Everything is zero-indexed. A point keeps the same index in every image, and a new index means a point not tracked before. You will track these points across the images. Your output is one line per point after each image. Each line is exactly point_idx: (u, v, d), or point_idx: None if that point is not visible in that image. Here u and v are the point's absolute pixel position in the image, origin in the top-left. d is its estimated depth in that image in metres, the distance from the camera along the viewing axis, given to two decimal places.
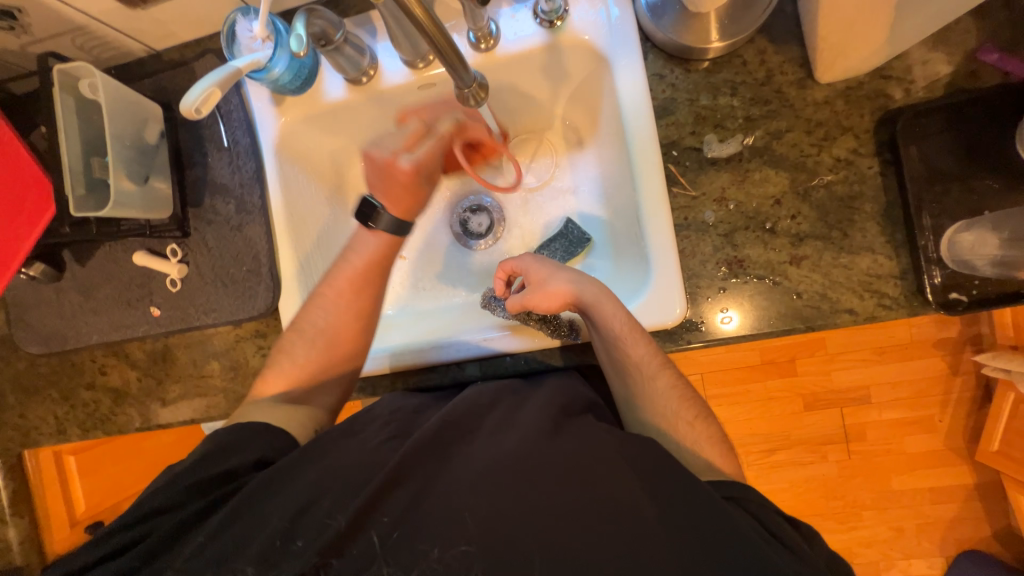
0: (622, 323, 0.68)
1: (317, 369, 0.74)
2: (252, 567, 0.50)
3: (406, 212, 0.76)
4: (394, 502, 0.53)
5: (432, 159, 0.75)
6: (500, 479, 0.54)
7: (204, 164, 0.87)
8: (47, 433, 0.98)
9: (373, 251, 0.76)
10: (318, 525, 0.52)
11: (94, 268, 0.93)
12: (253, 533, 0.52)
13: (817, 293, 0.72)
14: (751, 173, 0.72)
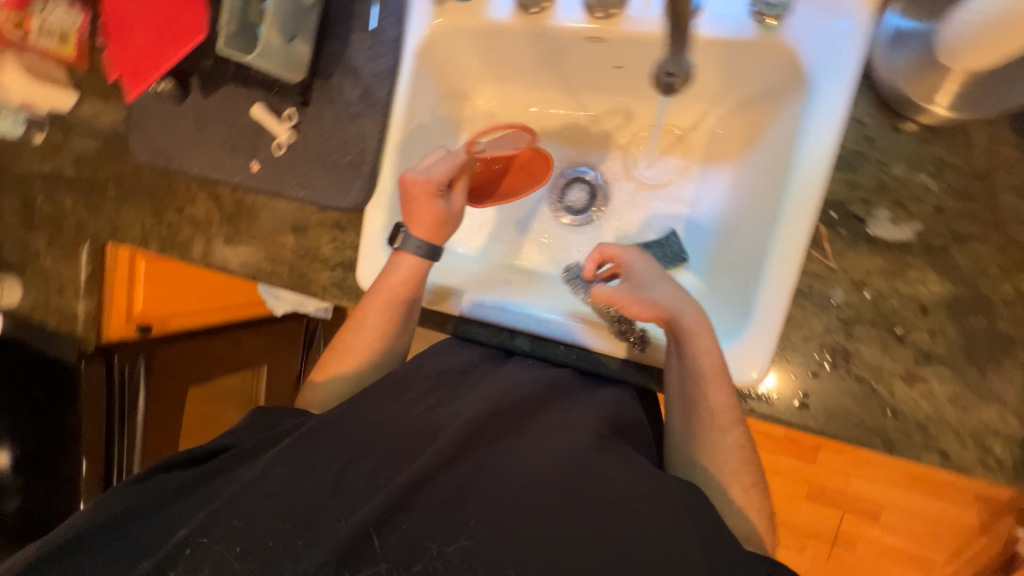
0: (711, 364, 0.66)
1: (375, 302, 0.76)
2: (308, 489, 0.56)
3: (429, 235, 0.76)
4: (440, 481, 0.57)
5: (446, 171, 0.74)
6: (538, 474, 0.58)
7: (345, 40, 0.85)
8: (132, 237, 1.06)
9: (406, 266, 0.76)
10: (366, 474, 0.58)
11: (215, 104, 0.95)
12: (309, 462, 0.59)
13: (917, 421, 0.64)
14: (909, 269, 0.63)
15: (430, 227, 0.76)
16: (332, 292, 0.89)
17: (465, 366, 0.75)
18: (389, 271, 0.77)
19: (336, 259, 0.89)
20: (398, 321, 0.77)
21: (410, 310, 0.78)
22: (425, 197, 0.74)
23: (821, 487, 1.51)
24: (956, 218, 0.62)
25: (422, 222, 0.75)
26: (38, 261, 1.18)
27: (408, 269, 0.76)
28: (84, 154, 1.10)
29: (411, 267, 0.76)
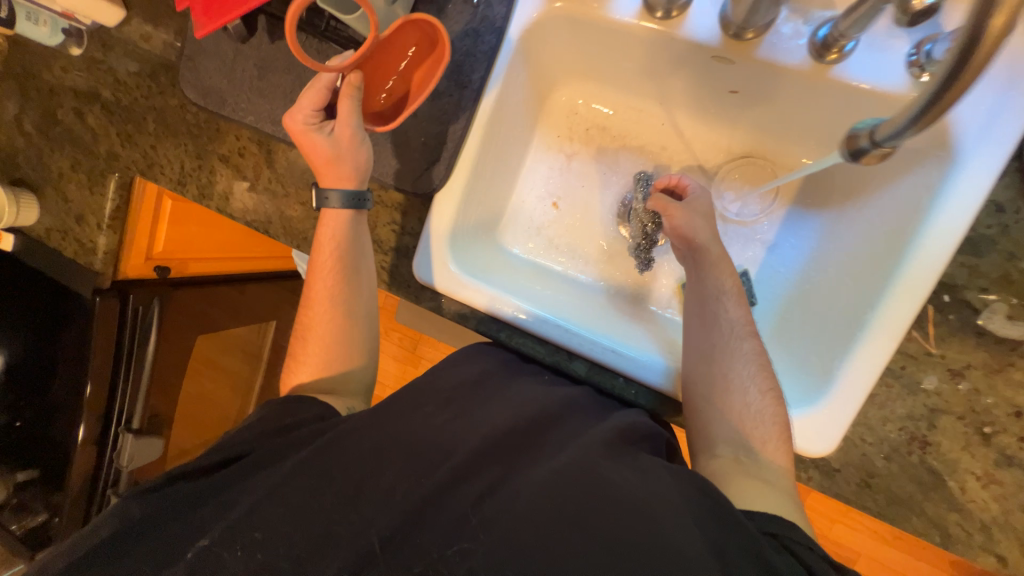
0: (727, 283, 0.71)
1: (325, 243, 0.75)
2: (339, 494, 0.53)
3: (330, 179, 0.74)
4: (464, 494, 0.53)
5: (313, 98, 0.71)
6: (566, 494, 0.52)
7: (441, 9, 0.77)
8: (168, 177, 0.99)
9: (336, 226, 0.75)
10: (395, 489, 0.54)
11: (282, 51, 0.87)
12: (331, 468, 0.55)
13: (982, 521, 0.63)
14: (1011, 368, 0.61)
15: (336, 174, 0.74)
16: (384, 277, 0.84)
17: (479, 377, 0.71)
18: (317, 240, 0.75)
19: (390, 244, 0.83)
20: (347, 277, 0.75)
21: (356, 266, 0.76)
22: (309, 132, 0.72)
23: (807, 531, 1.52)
24: None
25: (332, 173, 0.74)
26: (60, 183, 1.09)
27: (331, 229, 0.74)
28: (123, 77, 1.01)
29: (337, 223, 0.75)
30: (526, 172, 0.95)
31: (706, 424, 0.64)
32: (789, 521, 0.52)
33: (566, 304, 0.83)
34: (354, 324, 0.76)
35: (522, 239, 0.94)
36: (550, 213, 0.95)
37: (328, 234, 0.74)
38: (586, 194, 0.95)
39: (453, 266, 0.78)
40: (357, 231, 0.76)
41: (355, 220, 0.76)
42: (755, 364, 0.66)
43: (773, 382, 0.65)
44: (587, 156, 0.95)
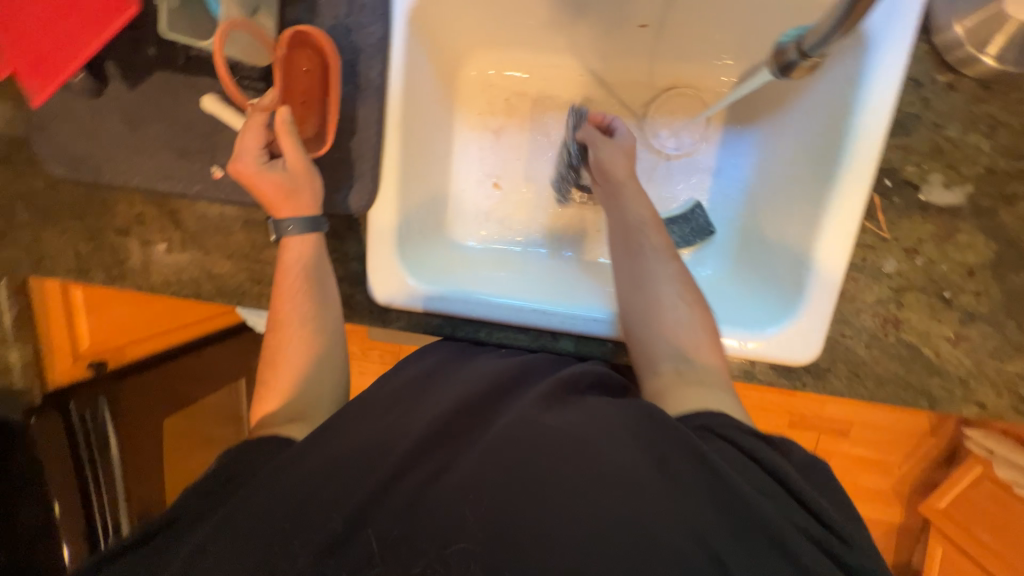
0: (643, 210, 0.70)
1: (289, 269, 0.64)
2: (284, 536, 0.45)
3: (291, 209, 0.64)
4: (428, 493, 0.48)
5: (254, 130, 0.63)
6: (521, 463, 0.47)
7: (312, 7, 0.68)
8: (64, 267, 0.86)
9: (298, 254, 0.65)
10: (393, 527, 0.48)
11: (146, 97, 0.76)
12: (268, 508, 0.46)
13: (960, 377, 0.67)
14: (959, 233, 0.64)
15: (295, 205, 0.64)
16: (342, 310, 0.78)
17: (432, 367, 0.66)
18: (281, 264, 0.65)
19: (337, 275, 0.77)
20: (316, 296, 0.64)
21: (322, 282, 0.65)
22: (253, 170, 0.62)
23: (799, 416, 1.50)
24: (1004, 179, 0.63)
25: (291, 205, 0.64)
26: None
27: (293, 253, 0.64)
28: None
29: (302, 250, 0.65)
30: (456, 159, 0.89)
31: (645, 350, 0.63)
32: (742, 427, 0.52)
33: (532, 283, 0.79)
34: (324, 354, 0.64)
35: (472, 229, 0.90)
36: (494, 196, 0.91)
37: (292, 258, 0.64)
38: (523, 165, 0.91)
39: (413, 281, 0.74)
40: (322, 255, 0.66)
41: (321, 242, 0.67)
42: (676, 282, 0.65)
43: (697, 294, 0.64)
44: (513, 126, 0.90)
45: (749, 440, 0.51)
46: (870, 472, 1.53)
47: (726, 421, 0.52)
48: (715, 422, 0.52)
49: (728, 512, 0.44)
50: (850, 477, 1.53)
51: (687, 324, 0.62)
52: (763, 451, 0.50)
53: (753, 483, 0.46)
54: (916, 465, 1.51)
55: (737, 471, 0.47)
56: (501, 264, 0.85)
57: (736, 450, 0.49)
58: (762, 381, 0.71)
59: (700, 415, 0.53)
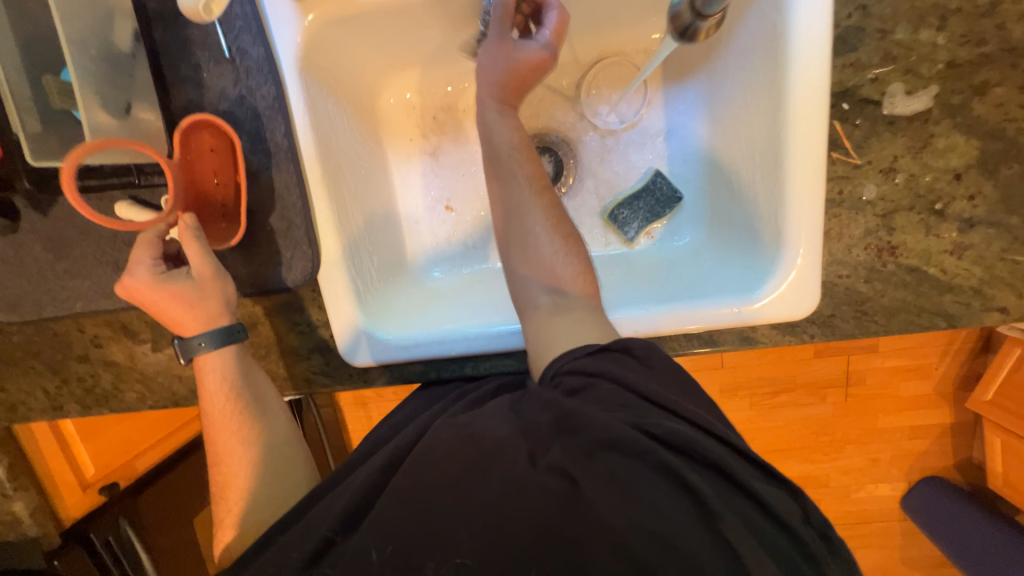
0: (511, 138, 0.67)
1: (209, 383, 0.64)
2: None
3: (195, 321, 0.62)
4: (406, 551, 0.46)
5: (145, 247, 0.62)
6: (438, 486, 0.47)
7: (197, 82, 0.63)
8: (39, 409, 0.83)
9: (212, 369, 0.64)
10: None
11: (64, 219, 0.72)
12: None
13: (972, 287, 0.62)
14: (934, 139, 0.59)
15: (199, 318, 0.62)
16: (322, 380, 0.75)
17: (399, 419, 0.66)
18: (201, 386, 0.64)
19: (308, 346, 0.74)
20: (249, 406, 0.64)
21: (257, 393, 0.65)
22: (148, 284, 0.60)
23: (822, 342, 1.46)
24: (971, 68, 0.57)
25: (197, 317, 0.62)
26: None
27: (214, 368, 0.64)
28: None
29: (215, 362, 0.64)
30: (398, 193, 0.84)
31: (523, 280, 0.64)
32: (673, 413, 0.50)
33: (503, 302, 0.75)
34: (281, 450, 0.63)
35: (435, 259, 0.86)
36: (449, 219, 0.86)
37: (211, 371, 0.64)
38: (468, 180, 0.86)
39: (382, 336, 0.70)
40: (243, 360, 0.66)
41: (241, 355, 0.66)
42: (544, 218, 0.64)
43: (570, 227, 0.64)
44: (447, 142, 0.85)
45: (611, 368, 0.52)
46: (909, 381, 1.48)
47: (590, 359, 0.54)
48: (578, 363, 0.54)
49: (614, 452, 0.46)
50: (887, 390, 1.49)
51: (564, 253, 0.63)
52: (625, 374, 0.52)
53: (623, 414, 0.49)
54: (952, 362, 1.46)
55: (606, 411, 0.49)
56: (468, 284, 0.82)
57: (606, 386, 0.51)
58: (766, 343, 0.68)
59: (564, 360, 0.55)
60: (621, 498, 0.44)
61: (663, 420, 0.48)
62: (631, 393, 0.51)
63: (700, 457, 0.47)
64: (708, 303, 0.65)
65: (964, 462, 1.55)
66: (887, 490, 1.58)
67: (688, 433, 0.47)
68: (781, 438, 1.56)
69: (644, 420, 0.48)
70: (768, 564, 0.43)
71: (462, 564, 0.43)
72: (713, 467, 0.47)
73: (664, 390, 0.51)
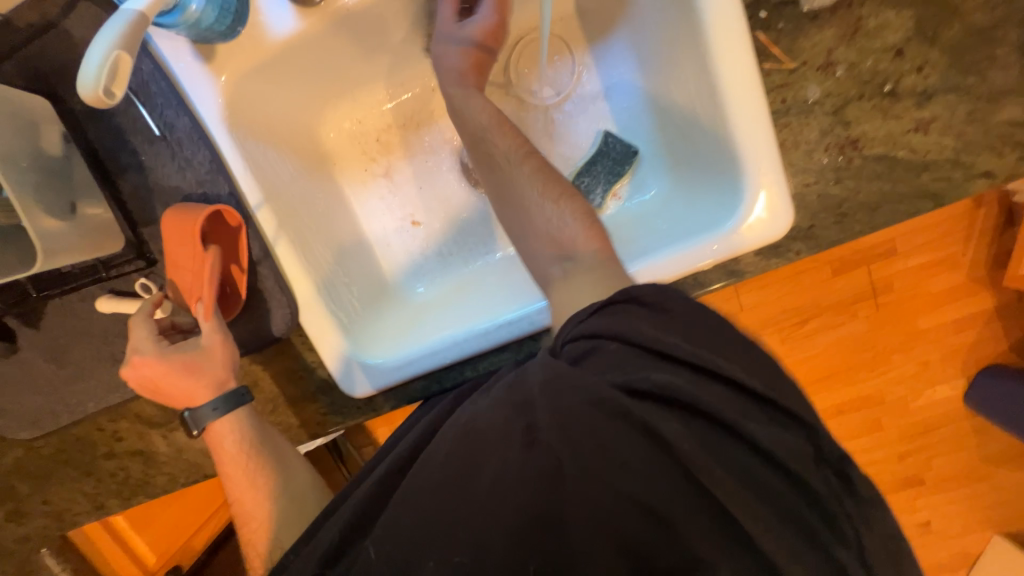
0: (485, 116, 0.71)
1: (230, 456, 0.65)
2: None
3: (205, 385, 0.63)
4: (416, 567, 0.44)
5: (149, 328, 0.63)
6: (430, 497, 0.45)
7: (139, 165, 0.65)
8: (84, 512, 0.86)
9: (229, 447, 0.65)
10: None
11: (56, 327, 0.74)
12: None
13: (949, 160, 0.59)
14: (864, 21, 0.56)
15: (211, 384, 0.64)
16: (333, 418, 0.76)
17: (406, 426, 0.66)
18: (220, 459, 0.65)
19: (311, 389, 0.75)
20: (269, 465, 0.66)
21: (279, 450, 0.67)
22: (158, 363, 0.61)
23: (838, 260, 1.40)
24: None
25: (207, 383, 0.63)
26: None
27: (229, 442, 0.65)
28: None
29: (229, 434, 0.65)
30: (364, 220, 0.85)
31: (533, 255, 0.65)
32: (670, 364, 0.46)
33: (481, 299, 0.75)
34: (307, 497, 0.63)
35: (417, 276, 0.86)
36: (420, 233, 0.87)
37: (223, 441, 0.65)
38: (428, 189, 0.87)
39: (375, 361, 0.70)
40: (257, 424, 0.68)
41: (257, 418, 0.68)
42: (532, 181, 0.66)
43: (560, 186, 0.66)
44: (399, 158, 0.86)
45: (615, 326, 0.49)
46: (939, 274, 1.41)
47: (590, 320, 0.50)
48: (582, 326, 0.51)
49: (589, 411, 0.44)
50: (919, 289, 1.42)
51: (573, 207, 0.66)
52: (629, 329, 0.48)
53: (611, 373, 0.47)
54: (981, 246, 1.38)
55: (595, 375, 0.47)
56: (453, 290, 0.82)
57: (607, 345, 0.48)
58: (753, 272, 0.66)
59: (567, 327, 0.52)
60: (608, 478, 0.42)
61: (651, 370, 0.46)
62: (631, 346, 0.48)
63: (693, 407, 0.45)
64: (682, 245, 0.63)
65: (1020, 343, 1.47)
66: (946, 392, 1.52)
67: (674, 382, 0.45)
68: (821, 364, 1.50)
69: (641, 380, 0.45)
70: (774, 524, 0.42)
71: (462, 562, 0.42)
72: (714, 420, 0.45)
73: (671, 338, 0.47)
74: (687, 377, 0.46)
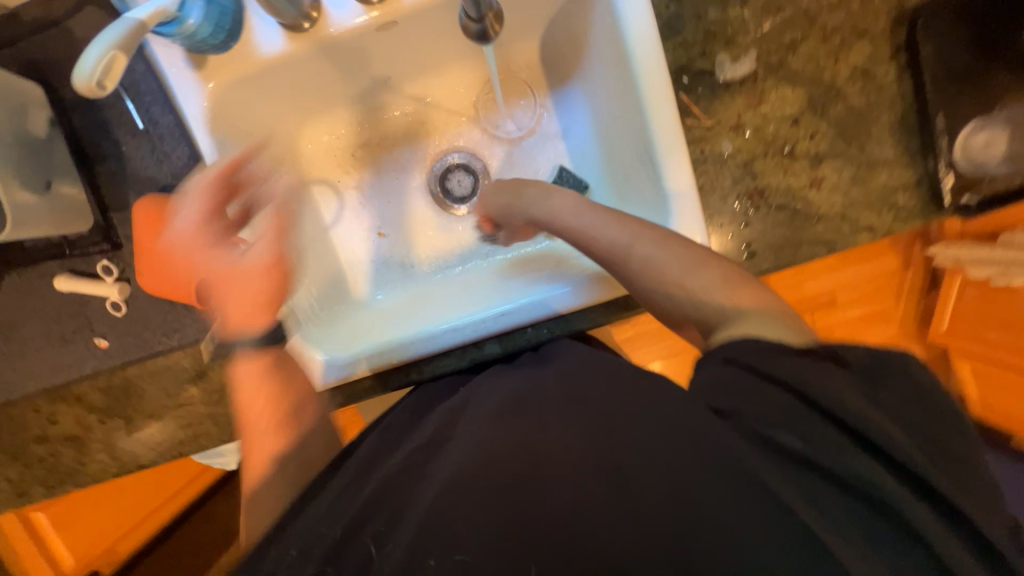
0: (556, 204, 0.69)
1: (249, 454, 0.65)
2: None
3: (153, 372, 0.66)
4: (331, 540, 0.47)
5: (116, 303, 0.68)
6: None
7: (119, 155, 0.69)
8: (4, 499, 0.83)
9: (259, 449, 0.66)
10: None
11: (9, 302, 0.75)
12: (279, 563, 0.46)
13: (838, 214, 0.69)
14: (767, 94, 0.67)
15: None
16: None
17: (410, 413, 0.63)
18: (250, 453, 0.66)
19: None
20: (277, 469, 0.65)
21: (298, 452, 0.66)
22: None
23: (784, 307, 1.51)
24: (778, 32, 0.67)
25: None
26: None
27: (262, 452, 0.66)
28: None
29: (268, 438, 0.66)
30: (332, 227, 0.90)
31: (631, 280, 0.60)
32: (865, 441, 0.42)
33: (446, 305, 0.79)
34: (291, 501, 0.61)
35: (378, 283, 0.91)
36: (385, 243, 0.92)
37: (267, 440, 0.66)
38: (397, 204, 0.93)
39: (326, 356, 0.74)
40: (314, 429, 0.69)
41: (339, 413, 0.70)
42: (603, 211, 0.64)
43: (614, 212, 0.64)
44: (371, 173, 0.92)
45: (807, 379, 0.44)
46: (873, 328, 1.53)
47: (773, 361, 0.46)
48: (764, 361, 0.46)
49: (750, 464, 0.40)
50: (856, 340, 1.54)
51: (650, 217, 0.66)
52: (820, 388, 0.43)
53: (783, 430, 0.42)
54: (911, 303, 1.49)
55: (776, 422, 0.42)
56: (413, 298, 0.86)
57: (726, 370, 0.47)
58: None
59: (748, 347, 0.48)
60: (710, 519, 0.39)
61: (846, 454, 0.41)
62: (809, 404, 0.43)
63: (867, 488, 0.40)
64: None
65: None
66: None
67: (865, 468, 0.40)
68: None
69: (752, 404, 0.44)
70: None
71: (463, 560, 0.39)
72: (842, 479, 0.41)
73: (810, 374, 0.44)
74: (877, 467, 0.41)
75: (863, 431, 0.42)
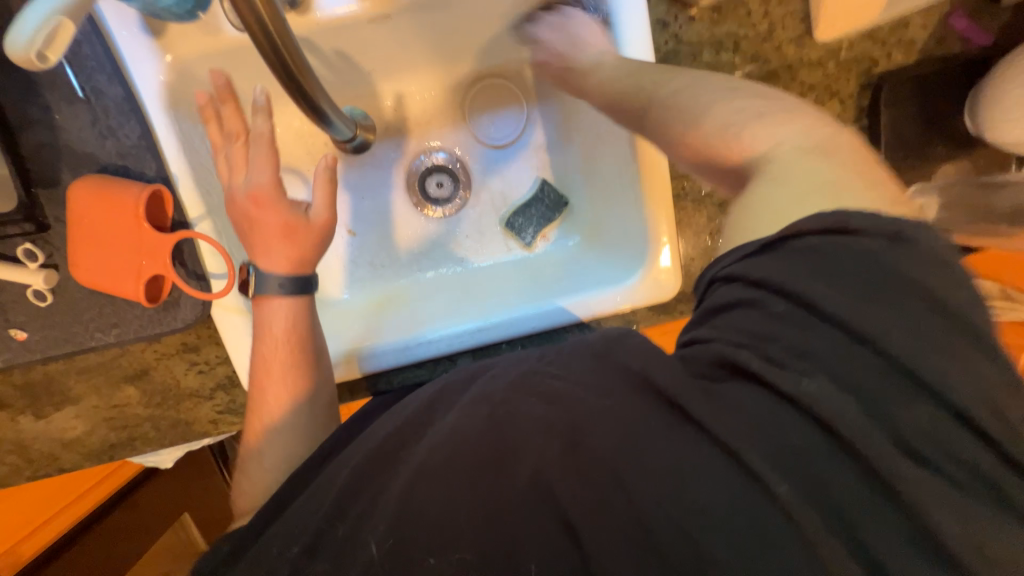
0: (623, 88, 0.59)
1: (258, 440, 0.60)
2: None
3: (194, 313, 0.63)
4: None
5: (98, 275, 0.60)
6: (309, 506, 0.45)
7: (50, 124, 0.61)
8: None
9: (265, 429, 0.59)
10: None
11: None
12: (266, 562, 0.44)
13: None
14: None
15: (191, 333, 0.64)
16: (227, 417, 0.72)
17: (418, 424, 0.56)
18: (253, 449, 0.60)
19: (209, 385, 0.71)
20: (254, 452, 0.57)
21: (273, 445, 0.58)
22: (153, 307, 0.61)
23: None
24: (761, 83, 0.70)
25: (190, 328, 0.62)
26: None
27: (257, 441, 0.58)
28: None
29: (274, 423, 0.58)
30: None
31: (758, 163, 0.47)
32: (873, 358, 0.38)
33: (434, 310, 0.78)
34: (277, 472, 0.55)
35: (344, 281, 0.86)
36: (356, 240, 0.88)
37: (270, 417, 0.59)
38: (367, 199, 0.89)
39: None
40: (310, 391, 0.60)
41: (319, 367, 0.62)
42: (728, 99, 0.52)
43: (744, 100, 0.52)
44: (342, 165, 0.87)
45: (782, 278, 0.40)
46: None
47: (758, 258, 0.42)
48: (743, 265, 0.43)
49: (733, 406, 0.39)
50: None
51: (743, 100, 0.49)
52: (813, 284, 0.39)
53: (770, 344, 0.40)
54: None
55: (761, 336, 0.40)
56: (386, 298, 0.85)
57: (737, 308, 0.42)
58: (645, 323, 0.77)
59: (726, 260, 0.44)
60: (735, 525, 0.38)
61: (855, 355, 0.38)
62: (808, 308, 0.40)
63: (874, 405, 0.37)
64: (591, 293, 0.73)
65: None
66: None
67: (884, 379, 0.37)
68: None
69: (756, 331, 0.40)
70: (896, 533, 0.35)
71: (463, 559, 0.38)
72: (851, 392, 0.38)
73: (824, 292, 0.39)
74: (897, 375, 0.37)
75: (884, 384, 0.37)
